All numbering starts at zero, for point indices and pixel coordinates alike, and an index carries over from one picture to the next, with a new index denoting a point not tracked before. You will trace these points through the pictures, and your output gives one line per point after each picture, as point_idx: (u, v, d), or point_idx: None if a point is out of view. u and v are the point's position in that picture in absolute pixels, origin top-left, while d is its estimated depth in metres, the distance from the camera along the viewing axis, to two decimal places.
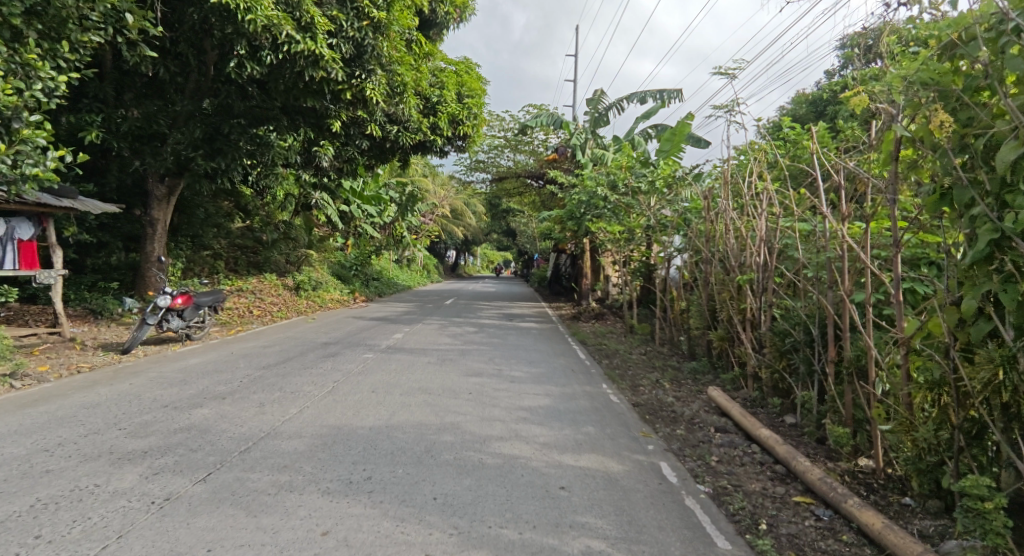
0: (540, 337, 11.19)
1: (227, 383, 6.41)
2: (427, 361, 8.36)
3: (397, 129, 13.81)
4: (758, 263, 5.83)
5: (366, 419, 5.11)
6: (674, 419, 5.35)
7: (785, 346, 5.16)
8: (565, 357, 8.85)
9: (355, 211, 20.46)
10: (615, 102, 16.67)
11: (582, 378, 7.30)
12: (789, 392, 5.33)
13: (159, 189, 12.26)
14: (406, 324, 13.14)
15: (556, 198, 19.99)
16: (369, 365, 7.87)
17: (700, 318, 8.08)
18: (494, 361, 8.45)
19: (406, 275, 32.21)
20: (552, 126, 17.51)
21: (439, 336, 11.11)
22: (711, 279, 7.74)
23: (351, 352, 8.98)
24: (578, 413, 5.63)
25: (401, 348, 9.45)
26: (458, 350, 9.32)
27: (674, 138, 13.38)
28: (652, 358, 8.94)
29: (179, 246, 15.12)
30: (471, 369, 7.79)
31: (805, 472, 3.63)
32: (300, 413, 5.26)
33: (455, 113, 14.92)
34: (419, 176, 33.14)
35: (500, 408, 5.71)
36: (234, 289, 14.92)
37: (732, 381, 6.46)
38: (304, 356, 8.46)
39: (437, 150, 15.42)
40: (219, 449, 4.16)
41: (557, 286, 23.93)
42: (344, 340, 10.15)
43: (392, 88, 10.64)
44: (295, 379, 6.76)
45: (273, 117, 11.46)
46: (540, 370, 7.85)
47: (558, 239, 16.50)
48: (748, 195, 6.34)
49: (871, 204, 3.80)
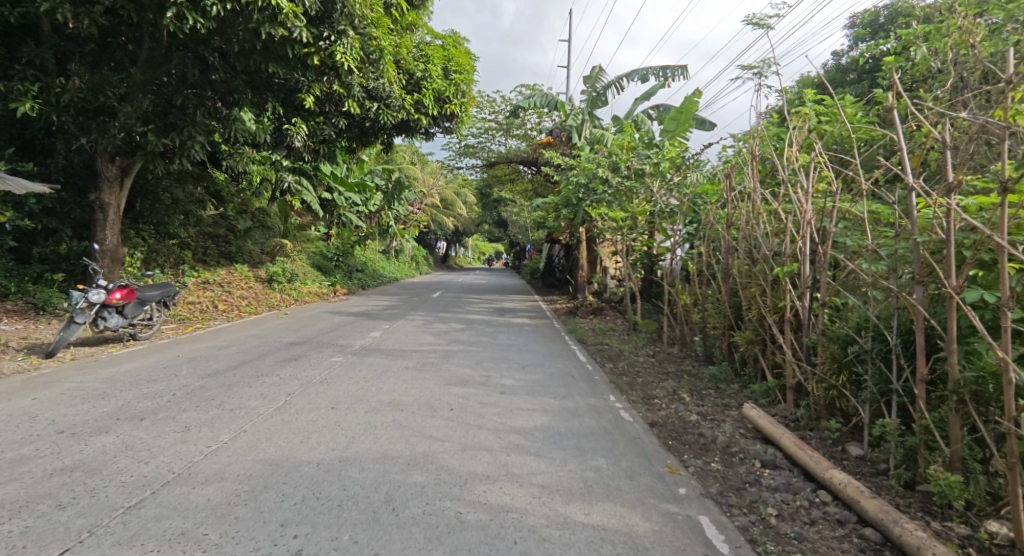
0: (534, 335, 10.10)
1: (154, 397, 5.27)
2: (405, 365, 7.25)
3: (377, 107, 12.62)
4: (802, 252, 4.78)
5: (315, 451, 3.97)
6: (706, 447, 4.28)
7: (848, 356, 4.10)
8: (563, 361, 7.76)
9: (338, 198, 19.35)
10: (614, 80, 15.50)
11: (586, 388, 6.20)
12: (849, 413, 4.28)
13: (110, 170, 10.98)
14: (387, 320, 11.98)
15: (550, 185, 19.07)
16: (335, 371, 6.74)
17: (721, 315, 7.01)
18: (482, 365, 7.35)
19: (393, 266, 31.00)
20: (546, 107, 16.35)
21: (422, 334, 9.98)
22: (734, 272, 6.66)
23: (319, 355, 7.84)
24: (583, 438, 4.54)
25: (378, 349, 8.34)
26: (442, 352, 8.20)
27: (681, 117, 12.27)
28: (663, 361, 7.86)
29: (141, 234, 13.85)
30: (455, 377, 6.68)
31: (919, 547, 2.57)
32: (231, 440, 4.12)
33: (441, 90, 13.71)
34: (407, 163, 31.85)
35: (487, 432, 4.60)
36: (200, 281, 13.72)
37: (766, 394, 5.40)
38: (263, 360, 7.31)
39: (422, 131, 14.25)
40: (98, 504, 3.03)
41: (551, 279, 22.90)
42: (314, 340, 9.01)
43: (367, 54, 9.38)
44: (241, 391, 5.61)
45: (235, 89, 10.22)
46: (536, 377, 6.74)
47: (553, 229, 15.42)
48: (786, 170, 5.28)
49: (1006, 169, 2.75)
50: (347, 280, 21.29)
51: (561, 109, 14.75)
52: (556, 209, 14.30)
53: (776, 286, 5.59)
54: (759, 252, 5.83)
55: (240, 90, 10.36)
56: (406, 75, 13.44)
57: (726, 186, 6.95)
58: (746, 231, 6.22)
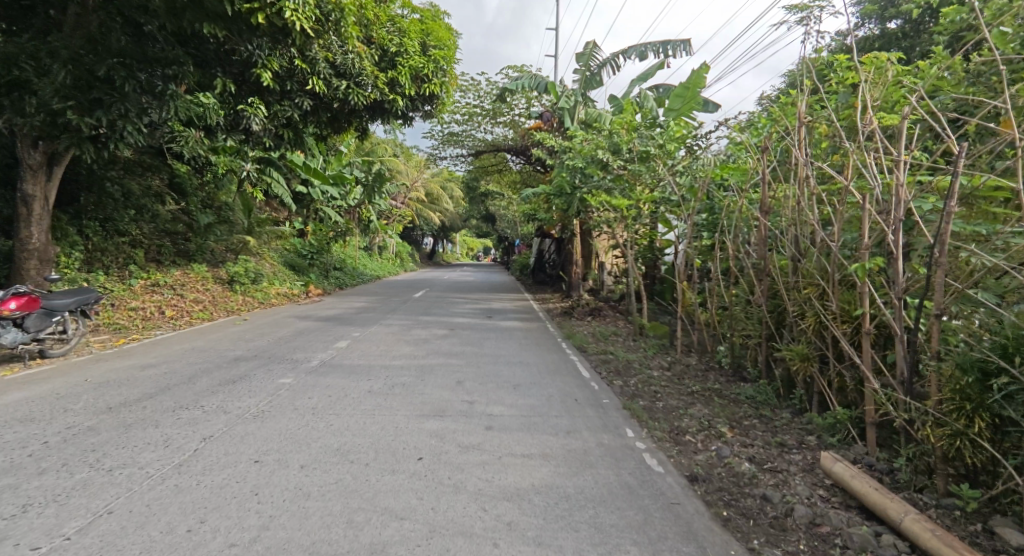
0: (526, 342, 8.78)
1: (14, 448, 3.87)
2: (369, 387, 5.91)
3: (346, 85, 11.31)
4: (893, 243, 3.49)
5: (205, 553, 2.60)
6: (780, 523, 2.97)
7: (987, 394, 2.79)
8: (562, 377, 6.46)
9: (314, 192, 18.00)
10: (609, 58, 14.14)
11: (595, 420, 4.87)
12: (983, 472, 2.97)
13: (33, 157, 9.43)
14: (359, 325, 10.61)
15: (540, 174, 17.77)
16: (278, 399, 5.35)
17: (755, 322, 5.73)
18: (465, 386, 6.00)
19: (376, 263, 29.61)
20: (535, 89, 14.98)
21: (397, 343, 8.64)
22: (776, 269, 5.36)
23: (267, 374, 6.45)
24: (604, 507, 3.22)
25: (340, 365, 6.96)
26: (417, 368, 6.86)
27: (687, 94, 10.95)
28: (680, 375, 6.59)
29: (84, 230, 12.46)
30: (430, 404, 5.34)
31: None
32: (79, 534, 2.73)
33: (419, 67, 12.22)
34: (391, 156, 30.27)
35: (466, 501, 3.27)
36: (149, 283, 12.30)
37: (830, 429, 4.13)
38: (194, 383, 5.92)
39: (398, 115, 12.86)
40: None
41: (541, 275, 21.78)
42: (267, 353, 7.63)
43: (324, 14, 7.89)
44: (140, 433, 4.21)
45: (175, 61, 8.79)
46: (531, 403, 5.41)
47: (544, 222, 14.13)
48: (858, 133, 4.02)
49: None
50: (322, 279, 19.82)
51: (552, 90, 13.40)
52: (548, 200, 13.03)
53: (849, 288, 4.29)
54: (816, 245, 4.56)
55: (181, 63, 8.87)
56: (379, 50, 12.04)
57: (762, 162, 5.62)
58: (795, 217, 4.93)
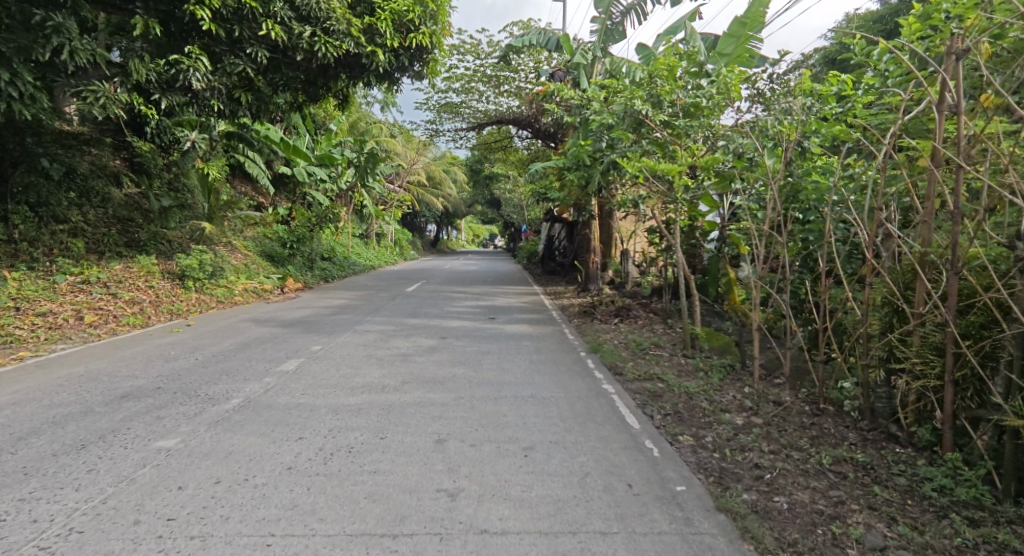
0: (540, 360, 6.52)
1: None
2: (293, 458, 3.67)
3: (311, 32, 9.04)
4: None
5: None
6: None
7: None
8: (598, 430, 4.21)
9: (298, 173, 16.43)
10: (636, 3, 11.68)
11: (681, 550, 2.59)
12: None
13: None
14: (326, 332, 8.39)
15: (551, 148, 15.34)
16: (123, 492, 3.12)
17: (920, 350, 3.46)
18: (447, 454, 3.75)
19: (373, 252, 27.35)
20: (544, 46, 12.54)
21: (366, 361, 6.42)
22: (973, 264, 3.14)
23: (149, 426, 4.23)
24: None
25: (269, 407, 4.73)
26: (380, 412, 4.62)
27: (742, 32, 8.52)
28: (778, 423, 4.31)
29: (8, 218, 10.29)
30: (382, 500, 3.08)
31: None
32: None
33: (402, 12, 9.84)
34: (388, 135, 27.80)
35: None
36: (78, 280, 10.12)
37: None
38: (15, 452, 3.70)
39: (380, 75, 10.44)
40: None
41: (552, 265, 19.52)
42: (177, 385, 5.41)
43: None
44: None
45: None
46: (557, 496, 3.14)
47: (557, 202, 11.85)
48: None
49: None
50: (306, 271, 17.60)
51: (566, 42, 11.02)
52: (562, 174, 10.69)
53: None
54: None
55: None
56: None
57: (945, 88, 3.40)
58: None
